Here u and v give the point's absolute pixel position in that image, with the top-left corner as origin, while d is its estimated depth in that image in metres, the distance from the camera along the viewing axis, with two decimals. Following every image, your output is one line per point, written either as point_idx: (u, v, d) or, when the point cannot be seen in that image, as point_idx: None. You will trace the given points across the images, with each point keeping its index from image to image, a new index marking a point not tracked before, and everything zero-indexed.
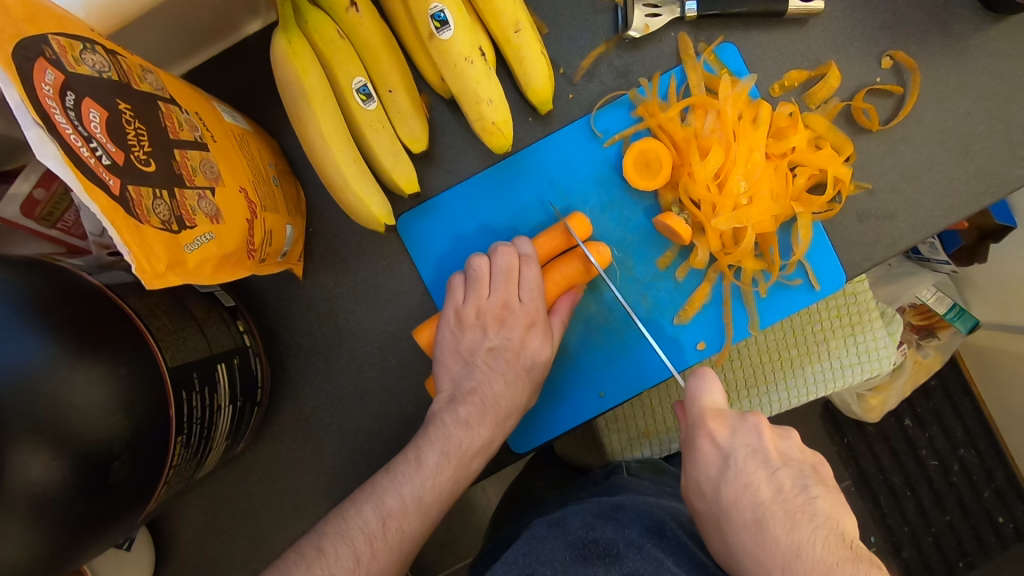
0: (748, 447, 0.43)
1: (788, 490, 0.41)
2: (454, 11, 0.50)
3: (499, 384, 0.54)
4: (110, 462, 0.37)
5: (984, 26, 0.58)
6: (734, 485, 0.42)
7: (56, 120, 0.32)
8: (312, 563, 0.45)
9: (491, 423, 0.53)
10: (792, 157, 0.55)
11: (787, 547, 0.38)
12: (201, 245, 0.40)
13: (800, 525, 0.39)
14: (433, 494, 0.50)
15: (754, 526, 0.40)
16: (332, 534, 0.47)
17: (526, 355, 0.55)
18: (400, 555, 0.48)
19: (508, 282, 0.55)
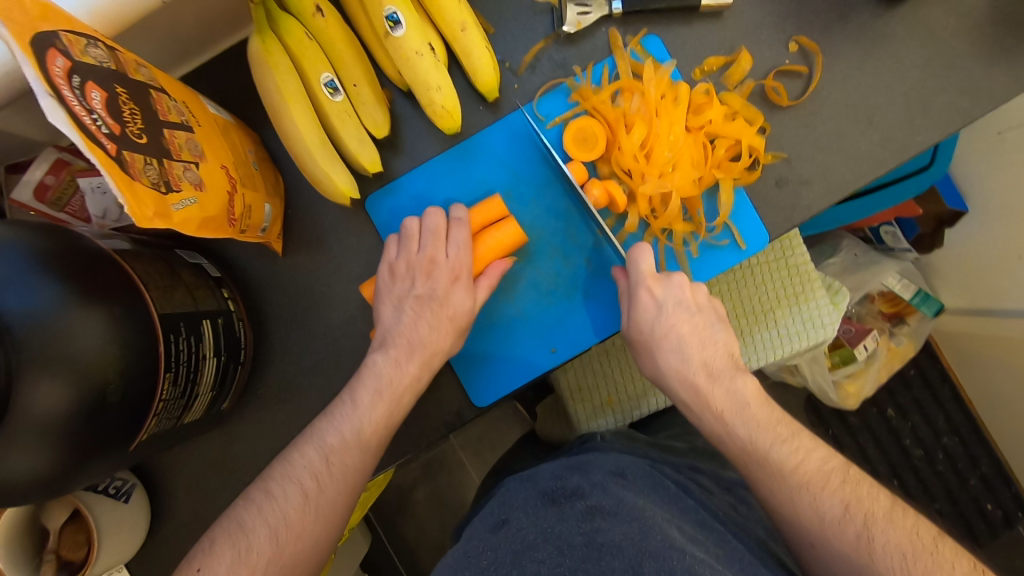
0: (675, 299, 0.61)
1: (698, 327, 0.62)
2: (404, 12, 0.57)
3: (425, 329, 0.61)
4: (106, 386, 0.43)
5: (878, 13, 0.65)
6: (666, 325, 0.60)
7: (63, 93, 0.39)
8: (261, 503, 0.53)
9: (419, 363, 0.60)
10: (709, 129, 0.63)
11: (696, 361, 0.60)
12: (186, 206, 0.47)
13: (699, 346, 0.61)
14: (371, 429, 0.57)
15: (677, 348, 0.61)
16: (284, 472, 0.55)
17: (449, 305, 0.61)
18: (345, 486, 0.55)
19: (438, 240, 0.63)
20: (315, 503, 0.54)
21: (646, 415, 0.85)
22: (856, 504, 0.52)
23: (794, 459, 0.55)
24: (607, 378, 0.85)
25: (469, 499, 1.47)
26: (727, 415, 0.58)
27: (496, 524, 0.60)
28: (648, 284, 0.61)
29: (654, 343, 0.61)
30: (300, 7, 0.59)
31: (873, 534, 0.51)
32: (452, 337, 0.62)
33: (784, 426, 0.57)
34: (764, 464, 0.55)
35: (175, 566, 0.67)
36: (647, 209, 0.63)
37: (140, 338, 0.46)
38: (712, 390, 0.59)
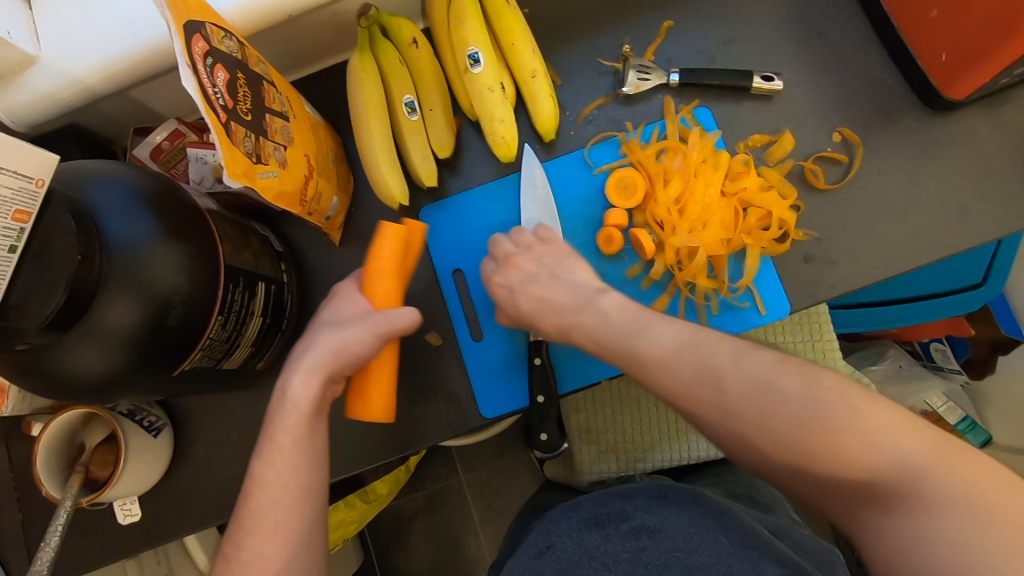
0: (522, 275, 0.64)
1: (558, 281, 0.62)
2: (485, 53, 0.66)
3: (312, 337, 0.58)
4: (169, 309, 0.50)
5: (924, 117, 0.69)
6: (529, 288, 0.63)
7: (197, 67, 0.48)
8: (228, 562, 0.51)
9: (285, 386, 0.56)
10: (743, 196, 0.67)
11: (570, 309, 0.60)
12: (268, 178, 0.55)
13: (560, 290, 0.62)
14: (270, 470, 0.53)
15: (545, 304, 0.62)
16: (241, 530, 0.52)
17: (333, 315, 0.60)
18: (266, 528, 0.51)
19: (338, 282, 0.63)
20: (253, 532, 0.51)
21: (651, 470, 0.84)
22: (803, 386, 0.48)
23: (732, 361, 0.51)
24: (617, 425, 0.86)
25: (464, 543, 1.45)
26: (603, 344, 0.58)
27: (539, 549, 0.58)
28: (506, 254, 0.66)
29: (521, 311, 0.64)
30: (399, 35, 0.68)
31: (760, 389, 0.49)
32: (328, 333, 0.58)
33: (640, 322, 0.56)
34: (637, 369, 0.55)
35: (181, 513, 0.72)
36: (686, 259, 0.67)
37: (209, 278, 0.54)
38: (583, 321, 0.59)
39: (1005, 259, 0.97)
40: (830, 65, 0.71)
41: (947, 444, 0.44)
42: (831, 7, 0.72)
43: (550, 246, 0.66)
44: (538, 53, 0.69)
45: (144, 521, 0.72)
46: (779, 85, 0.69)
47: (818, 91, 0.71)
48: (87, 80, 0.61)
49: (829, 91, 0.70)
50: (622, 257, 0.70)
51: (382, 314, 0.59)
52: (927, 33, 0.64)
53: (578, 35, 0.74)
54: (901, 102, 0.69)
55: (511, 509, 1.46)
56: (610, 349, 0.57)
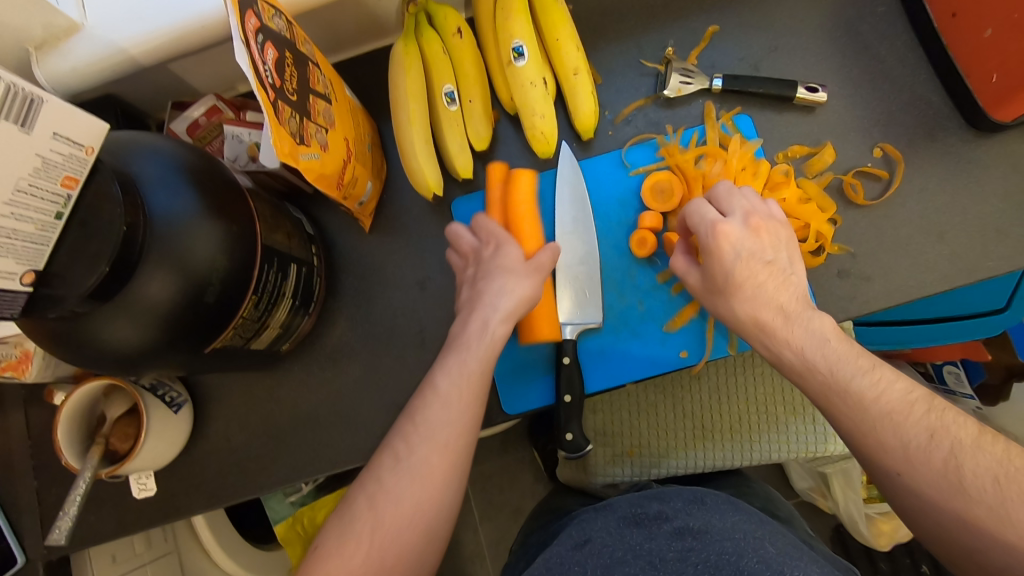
0: (750, 249, 0.56)
1: (780, 275, 0.56)
2: (529, 47, 0.65)
3: (495, 279, 0.62)
4: (207, 286, 0.50)
5: (968, 137, 0.68)
6: (743, 270, 0.56)
7: (250, 43, 0.48)
8: (371, 493, 0.49)
9: (479, 322, 0.60)
10: (781, 207, 0.66)
11: (762, 295, 0.55)
12: (310, 159, 0.55)
13: (775, 286, 0.55)
14: (442, 410, 0.54)
15: (755, 291, 0.55)
16: (393, 456, 0.51)
17: (504, 258, 0.64)
18: (436, 443, 0.52)
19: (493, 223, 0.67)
20: (406, 466, 0.50)
21: (665, 476, 0.84)
22: (944, 432, 0.44)
23: (873, 390, 0.47)
24: (633, 429, 0.86)
25: (463, 536, 1.45)
26: (806, 351, 0.52)
27: (577, 543, 0.58)
28: (717, 233, 0.57)
29: (724, 291, 0.57)
30: (444, 25, 0.68)
31: (899, 426, 0.45)
32: (524, 280, 0.62)
33: (865, 357, 0.49)
34: (841, 395, 0.49)
35: (195, 490, 0.71)
36: (802, 229, 0.66)
37: (246, 257, 0.53)
38: (787, 332, 0.53)
39: None
40: (875, 79, 0.70)
41: None
42: (879, 22, 0.71)
43: (768, 228, 0.58)
44: (582, 50, 0.68)
45: (158, 496, 0.71)
46: (823, 97, 0.68)
47: (861, 106, 0.70)
48: (131, 51, 0.61)
49: (872, 106, 0.70)
50: (653, 261, 0.69)
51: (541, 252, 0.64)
52: (982, 53, 0.62)
53: (621, 35, 0.73)
54: (945, 121, 0.68)
55: (512, 506, 1.46)
56: (819, 374, 0.50)
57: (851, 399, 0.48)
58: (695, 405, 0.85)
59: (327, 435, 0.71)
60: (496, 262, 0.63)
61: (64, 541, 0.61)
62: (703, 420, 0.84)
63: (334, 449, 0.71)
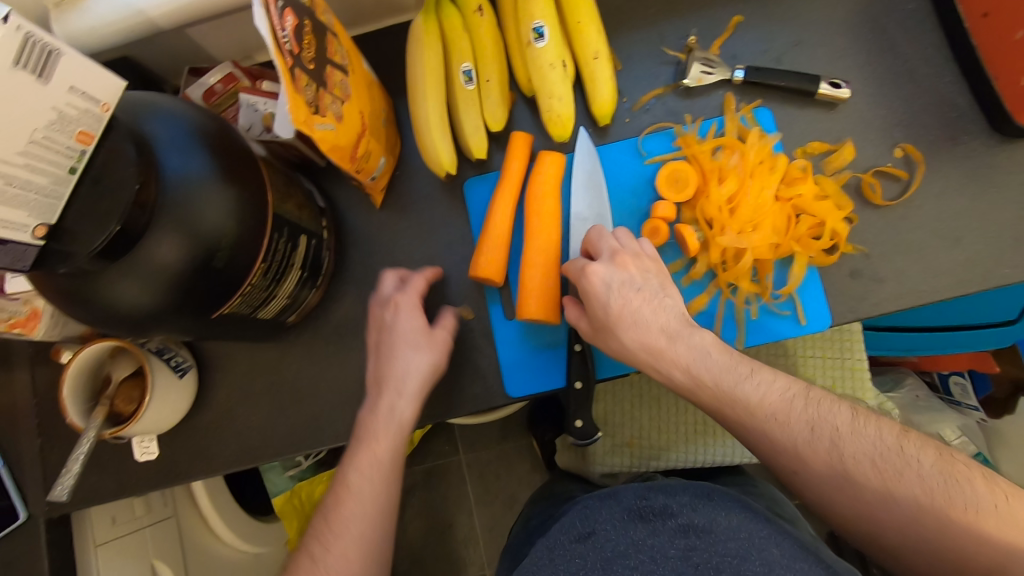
0: (620, 279, 0.58)
1: (655, 301, 0.58)
2: (550, 28, 0.65)
3: (400, 358, 0.63)
4: (217, 251, 0.50)
5: (992, 142, 0.66)
6: (618, 303, 0.58)
7: (270, 7, 0.47)
8: (334, 507, 0.61)
9: (392, 395, 0.63)
10: (797, 203, 0.65)
11: (644, 324, 0.57)
12: (324, 130, 0.54)
13: (652, 309, 0.58)
14: (357, 478, 0.61)
15: (635, 320, 0.58)
16: (331, 509, 0.61)
17: (399, 335, 0.64)
18: (360, 501, 0.61)
19: (419, 284, 0.67)
20: (330, 555, 0.58)
21: (664, 469, 0.84)
22: (821, 425, 0.53)
23: (758, 396, 0.54)
24: (635, 420, 0.86)
25: (457, 520, 1.46)
26: (694, 371, 0.56)
27: (581, 534, 0.58)
28: (591, 273, 0.59)
29: (606, 323, 0.59)
30: (466, 3, 0.67)
31: (787, 428, 0.53)
32: (420, 358, 0.64)
33: (744, 363, 0.56)
34: (733, 406, 0.55)
35: (195, 457, 0.72)
36: (722, 257, 0.65)
37: (257, 224, 0.53)
38: (674, 352, 0.57)
39: None
40: (900, 78, 0.69)
41: (922, 446, 0.51)
42: (907, 20, 0.69)
43: (637, 262, 0.61)
44: (603, 34, 0.68)
45: (159, 461, 0.72)
46: (846, 93, 0.67)
47: (884, 105, 0.69)
48: (149, 13, 0.60)
49: (894, 106, 0.68)
50: (665, 251, 0.68)
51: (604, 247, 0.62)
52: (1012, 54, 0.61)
53: (644, 21, 0.72)
54: (969, 124, 0.67)
55: (508, 493, 1.46)
56: (709, 394, 0.56)
57: (744, 415, 0.54)
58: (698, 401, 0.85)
59: (328, 409, 0.72)
60: (400, 334, 0.64)
61: (66, 498, 0.61)
62: (703, 416, 0.84)
63: (334, 423, 0.71)
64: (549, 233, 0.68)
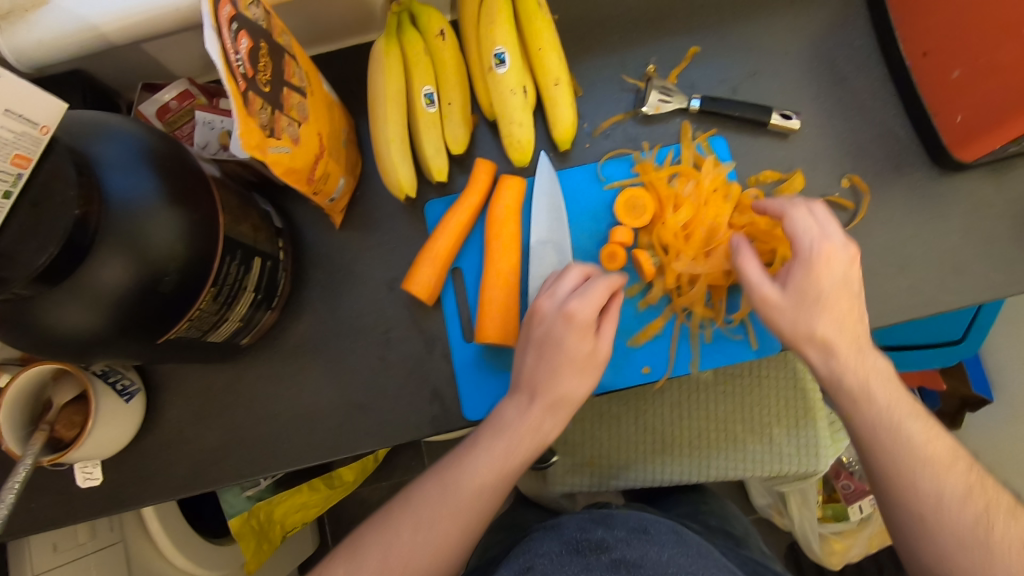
0: (846, 278, 0.56)
1: (860, 313, 0.57)
2: (511, 54, 0.65)
3: (567, 381, 0.60)
4: (162, 276, 0.49)
5: (932, 174, 0.69)
6: (833, 294, 0.56)
7: (223, 32, 0.47)
8: (399, 514, 0.60)
9: (541, 409, 0.60)
10: (749, 231, 0.66)
11: (841, 330, 0.56)
12: (279, 153, 0.54)
13: (854, 317, 0.56)
14: (472, 488, 0.59)
15: (840, 316, 0.56)
16: (416, 500, 0.60)
17: (565, 348, 0.59)
18: (450, 515, 0.58)
19: (603, 292, 0.60)
20: (426, 533, 0.58)
21: (622, 488, 0.85)
22: (979, 490, 0.52)
23: (926, 441, 0.54)
24: (594, 440, 0.86)
25: None
26: (870, 381, 0.56)
27: (520, 569, 0.56)
28: (822, 249, 0.56)
29: (810, 303, 0.56)
30: (427, 26, 0.67)
31: (940, 482, 0.53)
32: (579, 385, 0.61)
33: (925, 416, 0.56)
34: (889, 433, 0.55)
35: (143, 483, 0.70)
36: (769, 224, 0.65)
37: (206, 247, 0.52)
38: (858, 365, 0.56)
39: (986, 320, 0.98)
40: (848, 111, 0.71)
41: None
42: (853, 54, 0.72)
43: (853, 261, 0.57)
44: (564, 60, 0.68)
45: (104, 487, 0.70)
46: (796, 124, 0.70)
47: (832, 136, 0.71)
48: (102, 28, 0.59)
49: (842, 138, 0.71)
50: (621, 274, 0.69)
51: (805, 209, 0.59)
52: (954, 91, 0.63)
53: (605, 48, 0.74)
54: (911, 156, 0.70)
55: None
56: (880, 428, 0.55)
57: (903, 446, 0.54)
58: (657, 420, 0.86)
59: (283, 432, 0.70)
60: (568, 357, 0.60)
61: None
62: (661, 435, 0.85)
63: (289, 448, 0.70)
64: (507, 257, 0.68)
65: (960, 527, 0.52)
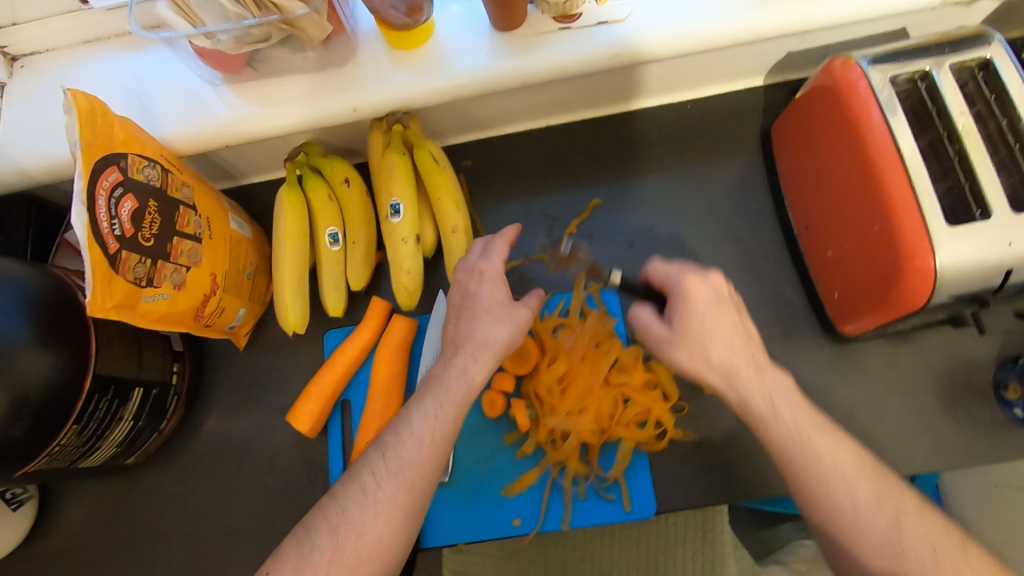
0: (721, 298, 0.54)
1: (754, 333, 0.54)
2: (407, 204, 0.68)
3: (489, 326, 0.57)
4: (16, 418, 0.52)
5: (822, 341, 0.69)
6: (714, 318, 0.53)
7: (98, 203, 0.52)
8: (325, 507, 0.50)
9: (466, 358, 0.56)
10: (626, 390, 0.67)
11: (739, 329, 0.53)
12: (155, 300, 0.58)
13: (748, 336, 0.53)
14: (412, 453, 0.52)
15: (730, 337, 0.53)
16: (341, 483, 0.52)
17: (474, 297, 0.58)
18: (401, 479, 0.51)
19: (502, 242, 0.60)
20: (374, 500, 0.50)
21: None
22: (890, 499, 0.47)
23: (857, 499, 0.47)
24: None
25: None
26: (775, 403, 0.51)
27: None
28: (690, 277, 0.54)
29: (699, 334, 0.53)
30: (333, 173, 0.71)
31: (849, 485, 0.48)
32: (505, 324, 0.58)
33: (861, 457, 0.49)
34: (823, 495, 0.48)
35: None
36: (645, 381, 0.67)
37: (71, 387, 0.56)
38: (759, 382, 0.52)
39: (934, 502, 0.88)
40: (742, 271, 0.72)
41: None
42: (750, 216, 0.74)
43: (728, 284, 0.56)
44: (464, 209, 0.71)
45: None
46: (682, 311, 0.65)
47: None
48: (32, 171, 0.66)
49: None
50: (502, 420, 0.70)
51: (655, 270, 0.59)
52: (828, 270, 0.64)
53: (510, 195, 0.77)
54: (802, 322, 0.70)
55: None
56: (794, 480, 0.49)
57: (811, 463, 0.49)
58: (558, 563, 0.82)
59: (162, 551, 0.71)
60: (482, 303, 0.58)
61: None
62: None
63: (166, 567, 0.71)
64: (389, 395, 0.69)
65: (875, 539, 0.46)
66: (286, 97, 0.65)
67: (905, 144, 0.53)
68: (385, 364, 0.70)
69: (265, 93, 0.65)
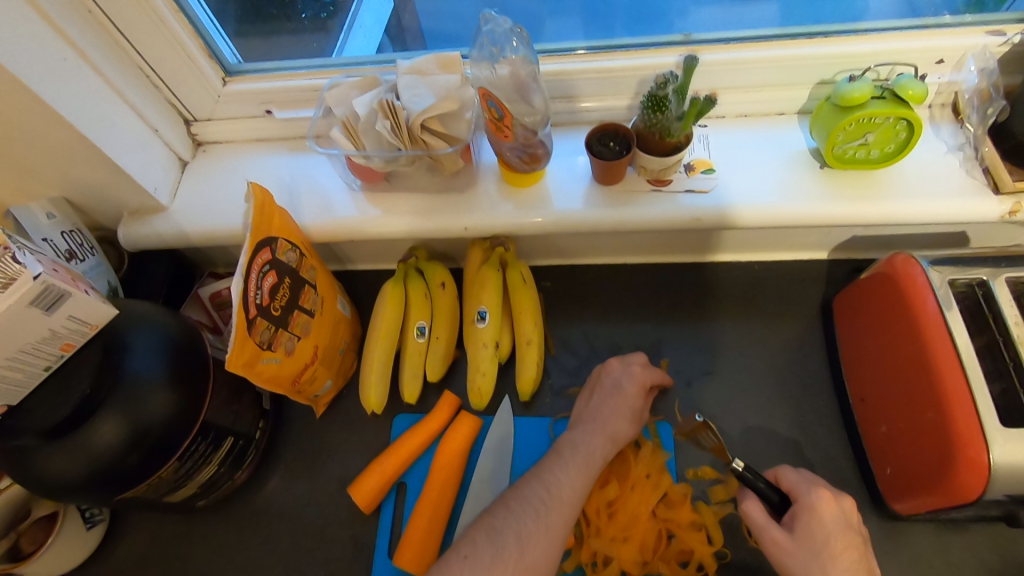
0: (845, 525, 0.58)
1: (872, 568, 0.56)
2: (492, 313, 0.77)
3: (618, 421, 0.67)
4: (137, 446, 0.59)
5: (869, 513, 0.70)
6: (839, 541, 0.56)
7: (251, 276, 0.62)
8: (482, 535, 0.55)
9: (598, 445, 0.65)
10: (671, 525, 0.69)
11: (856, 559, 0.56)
12: (269, 362, 0.66)
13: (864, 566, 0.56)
14: (557, 516, 0.58)
15: (852, 566, 0.55)
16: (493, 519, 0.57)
17: (614, 395, 0.69)
18: (545, 530, 0.57)
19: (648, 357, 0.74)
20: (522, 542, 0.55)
21: None
22: None
23: None
24: None
25: None
26: None
27: None
28: (821, 494, 0.59)
29: (820, 553, 0.56)
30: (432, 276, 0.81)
31: None
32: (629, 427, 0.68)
33: None
34: None
35: None
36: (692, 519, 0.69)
37: (184, 428, 0.63)
38: None
39: None
40: (795, 428, 0.75)
41: None
42: (808, 377, 0.78)
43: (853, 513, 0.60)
44: (540, 324, 0.79)
45: None
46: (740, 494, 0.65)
47: (777, 450, 0.74)
48: (190, 234, 0.79)
49: (786, 454, 0.74)
50: None
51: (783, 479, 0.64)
52: (882, 445, 0.67)
53: (584, 319, 0.85)
54: (851, 489, 0.71)
55: None
56: None
57: None
58: None
59: None
60: (621, 400, 0.69)
61: None
62: None
63: None
64: (445, 485, 0.73)
65: None
66: (410, 211, 0.77)
67: (960, 338, 0.58)
68: (445, 456, 0.74)
69: (391, 204, 0.77)
